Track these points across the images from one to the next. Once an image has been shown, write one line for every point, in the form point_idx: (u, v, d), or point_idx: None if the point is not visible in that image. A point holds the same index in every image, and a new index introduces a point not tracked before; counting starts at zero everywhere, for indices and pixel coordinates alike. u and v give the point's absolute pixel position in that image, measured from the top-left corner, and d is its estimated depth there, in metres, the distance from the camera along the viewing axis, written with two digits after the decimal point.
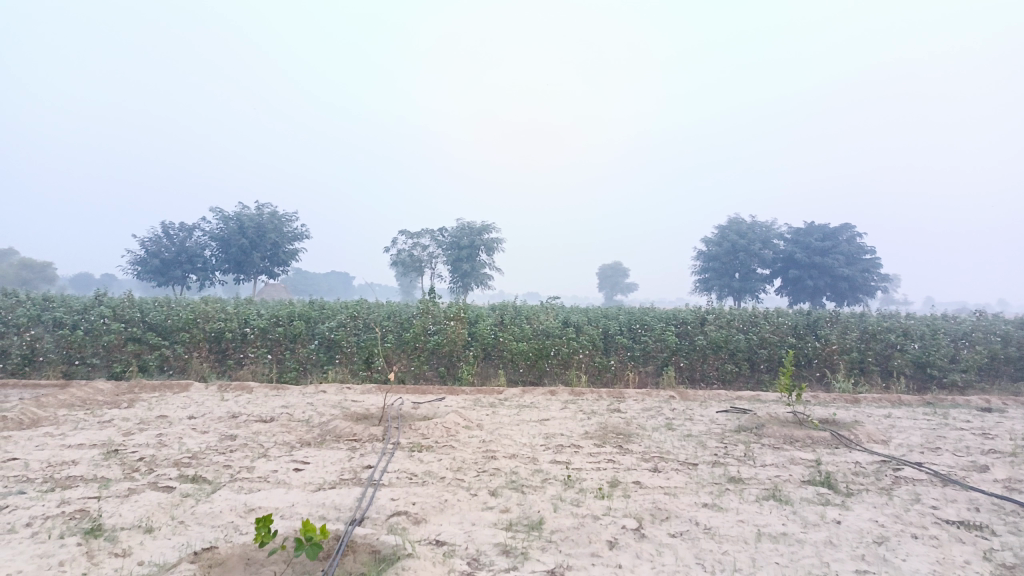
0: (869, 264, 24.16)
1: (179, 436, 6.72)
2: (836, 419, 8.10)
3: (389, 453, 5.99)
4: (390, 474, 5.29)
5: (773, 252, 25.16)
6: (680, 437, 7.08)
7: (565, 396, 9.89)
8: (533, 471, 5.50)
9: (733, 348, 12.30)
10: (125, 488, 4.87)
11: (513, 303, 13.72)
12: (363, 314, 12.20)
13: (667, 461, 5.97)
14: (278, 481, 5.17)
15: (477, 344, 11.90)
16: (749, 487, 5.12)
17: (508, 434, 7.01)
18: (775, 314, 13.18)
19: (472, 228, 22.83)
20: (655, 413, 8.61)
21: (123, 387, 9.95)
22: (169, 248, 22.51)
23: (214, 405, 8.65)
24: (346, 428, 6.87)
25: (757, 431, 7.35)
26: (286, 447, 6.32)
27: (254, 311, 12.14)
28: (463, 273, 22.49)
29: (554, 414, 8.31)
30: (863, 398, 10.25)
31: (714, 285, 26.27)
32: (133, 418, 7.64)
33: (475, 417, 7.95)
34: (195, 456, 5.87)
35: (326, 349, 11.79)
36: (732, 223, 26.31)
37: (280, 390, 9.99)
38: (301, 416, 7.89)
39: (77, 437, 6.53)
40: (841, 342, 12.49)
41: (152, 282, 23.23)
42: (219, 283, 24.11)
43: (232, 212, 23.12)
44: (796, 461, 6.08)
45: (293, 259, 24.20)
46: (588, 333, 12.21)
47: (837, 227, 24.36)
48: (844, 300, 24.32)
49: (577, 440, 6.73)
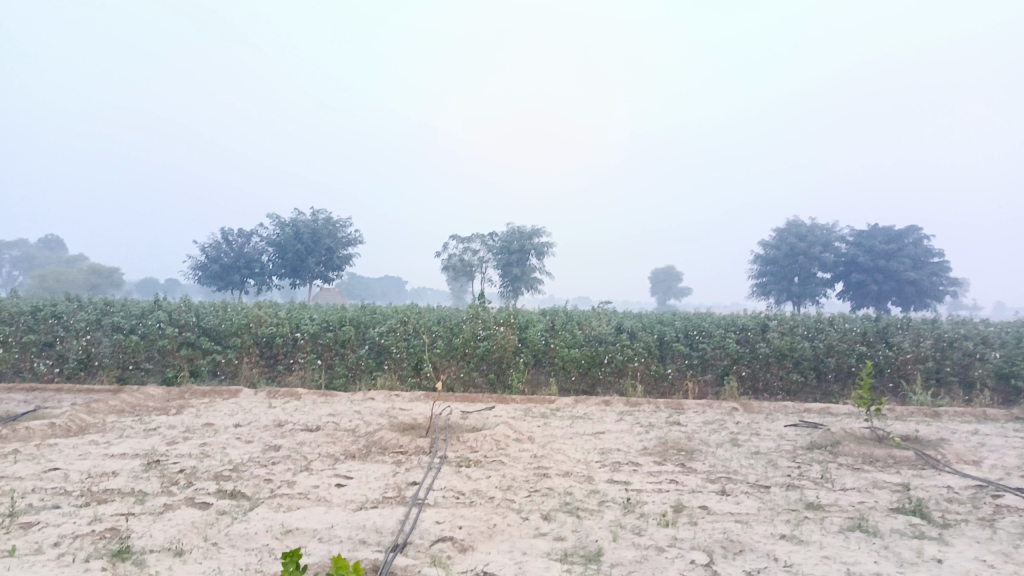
0: (938, 268, 23.02)
1: (223, 446, 6.53)
2: (918, 436, 7.45)
3: (435, 467, 5.66)
4: (436, 492, 4.96)
5: (835, 256, 24.16)
6: (747, 455, 6.57)
7: (619, 407, 9.43)
8: (590, 492, 5.09)
9: (798, 356, 11.63)
10: (160, 504, 4.66)
11: (565, 308, 13.31)
12: (414, 319, 11.98)
13: (736, 482, 5.49)
14: (319, 498, 4.89)
15: (528, 350, 11.53)
16: (830, 517, 4.62)
17: (561, 448, 6.61)
18: (841, 319, 12.41)
19: (523, 232, 22.47)
20: (717, 427, 8.09)
21: (174, 393, 9.93)
22: (229, 253, 23.06)
23: (261, 412, 8.49)
24: (392, 439, 6.58)
25: (832, 450, 6.78)
26: (330, 459, 6.06)
27: (306, 316, 12.03)
28: (513, 278, 22.24)
29: (610, 426, 7.88)
30: (943, 412, 9.51)
31: (771, 289, 25.31)
32: (179, 426, 7.51)
33: (526, 428, 7.58)
34: (236, 468, 5.65)
35: (375, 354, 11.59)
36: (790, 226, 25.33)
37: (328, 397, 9.82)
38: (348, 425, 7.64)
39: (122, 446, 6.41)
40: (916, 350, 11.72)
41: (211, 286, 23.65)
42: (276, 288, 24.36)
43: (288, 218, 23.36)
44: (880, 485, 5.52)
45: (347, 264, 24.30)
46: (644, 340, 11.72)
47: (903, 229, 23.26)
48: (911, 305, 23.16)
49: (635, 457, 6.29)
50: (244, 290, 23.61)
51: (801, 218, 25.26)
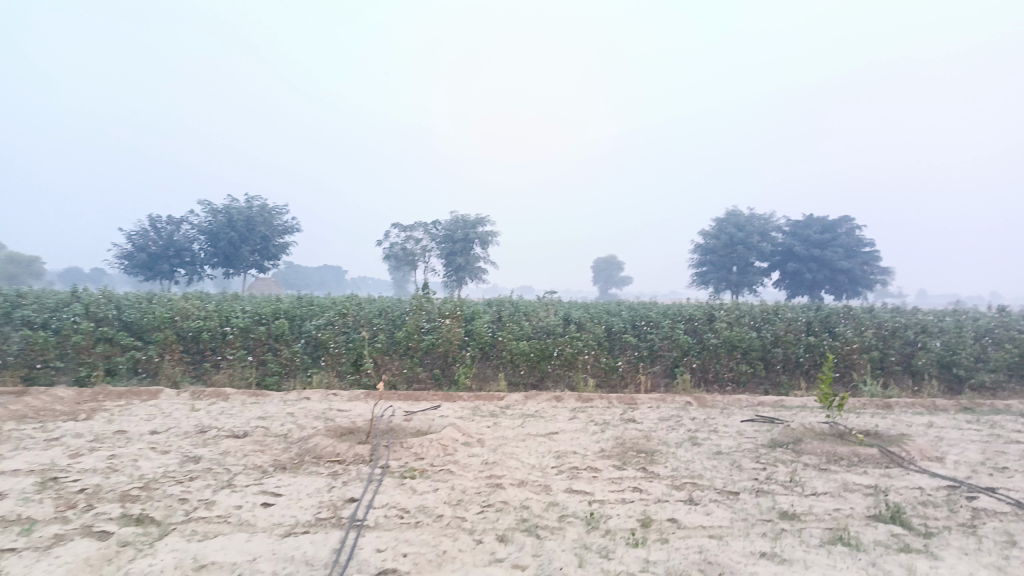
0: (869, 257, 23.46)
1: (134, 458, 5.80)
2: (878, 430, 7.24)
3: (376, 480, 5.10)
4: (376, 511, 4.40)
5: (772, 245, 24.37)
6: (710, 456, 6.21)
7: (571, 404, 9.02)
8: (548, 505, 4.62)
9: (747, 347, 11.42)
10: (49, 535, 3.97)
11: (510, 298, 12.82)
12: (353, 311, 11.32)
13: (703, 489, 5.10)
14: (241, 522, 4.27)
15: (474, 343, 10.99)
16: (808, 529, 4.27)
17: (513, 453, 6.12)
18: (787, 308, 12.30)
19: (467, 221, 21.93)
20: (674, 424, 7.74)
21: (86, 395, 9.04)
22: (157, 242, 21.53)
23: (183, 417, 7.73)
24: (328, 447, 5.98)
25: (795, 448, 6.49)
26: (256, 472, 5.42)
27: (237, 309, 11.21)
28: (456, 267, 21.63)
29: (563, 426, 7.44)
30: (894, 404, 9.41)
31: (711, 278, 25.34)
32: (88, 434, 6.72)
33: (475, 430, 7.07)
34: (147, 486, 4.97)
35: (312, 349, 10.89)
36: (729, 216, 25.40)
37: (259, 397, 9.10)
38: (279, 431, 6.98)
39: (15, 461, 5.62)
40: (861, 340, 11.65)
41: (138, 276, 22.21)
42: (208, 278, 23.06)
43: (221, 205, 22.17)
44: (852, 488, 5.22)
45: (284, 253, 23.29)
46: (592, 332, 11.34)
47: (836, 219, 23.59)
48: (844, 294, 23.55)
49: (592, 461, 5.85)
50: (173, 281, 22.23)
51: (739, 209, 25.40)
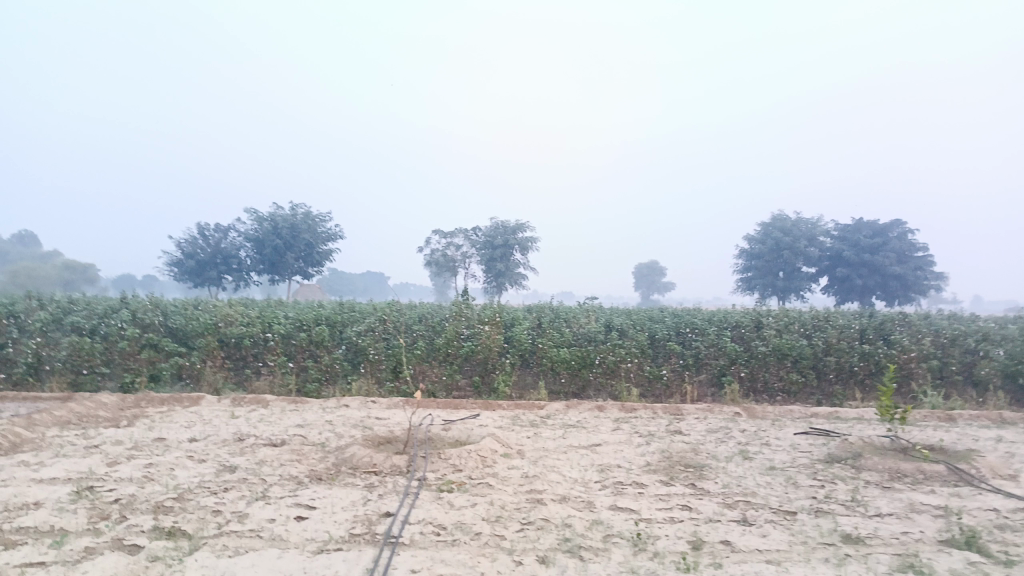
0: (922, 262, 22.59)
1: (171, 467, 5.74)
2: (943, 445, 6.80)
3: (413, 494, 4.92)
4: (411, 527, 4.22)
5: (820, 250, 23.64)
6: (762, 471, 5.88)
7: (614, 414, 8.74)
8: (591, 524, 4.38)
9: (798, 356, 10.97)
10: (79, 548, 3.87)
11: (550, 305, 12.58)
12: (393, 317, 11.22)
13: (757, 508, 4.80)
14: (274, 537, 4.13)
15: (514, 350, 10.80)
16: (875, 555, 3.95)
17: (554, 466, 5.89)
18: (839, 314, 11.80)
19: (506, 228, 21.68)
20: (723, 436, 7.41)
21: (130, 401, 9.10)
22: (205, 249, 21.93)
23: (222, 424, 7.69)
24: (365, 457, 5.84)
25: (854, 464, 6.12)
26: (292, 483, 5.29)
27: (279, 315, 11.20)
28: (497, 273, 21.51)
29: (606, 437, 7.18)
30: (957, 416, 8.90)
31: (757, 284, 24.71)
32: (127, 442, 6.70)
33: (515, 441, 6.86)
34: (181, 497, 4.88)
35: (352, 355, 10.82)
36: (775, 220, 24.73)
37: (298, 404, 9.04)
38: (316, 439, 6.87)
39: (54, 469, 5.59)
40: (919, 348, 11.10)
41: (187, 283, 22.60)
42: (254, 284, 23.33)
43: (267, 212, 22.41)
44: (919, 509, 4.86)
45: (328, 260, 23.46)
46: (635, 339, 11.03)
47: (887, 222, 22.77)
48: (895, 299, 22.70)
49: (638, 476, 5.59)
50: (221, 287, 22.61)
51: (786, 212, 24.71)
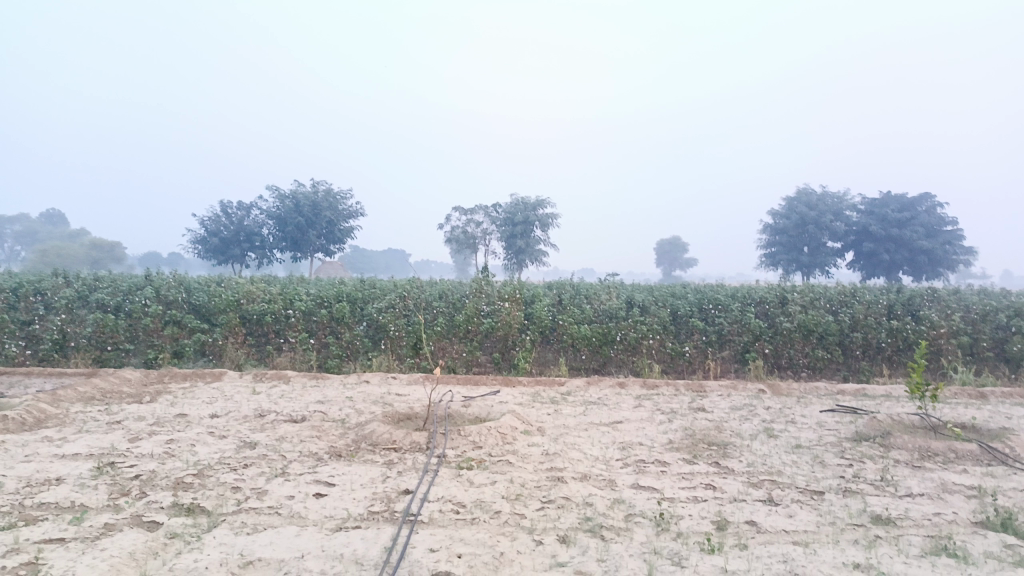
0: (951, 237, 22.05)
1: (191, 443, 5.75)
2: (975, 423, 6.61)
3: (432, 471, 4.87)
4: (430, 505, 4.17)
5: (846, 225, 23.18)
6: (788, 450, 5.76)
7: (636, 391, 8.64)
8: (613, 503, 4.30)
9: (823, 332, 10.77)
10: (99, 525, 3.87)
11: (571, 281, 12.45)
12: (414, 294, 11.18)
13: (783, 487, 4.69)
14: (293, 514, 4.11)
15: (535, 327, 10.71)
16: (907, 536, 3.83)
17: (575, 443, 5.81)
18: (866, 290, 11.55)
19: (527, 203, 21.49)
20: (747, 414, 7.29)
21: (153, 377, 9.18)
22: (229, 227, 21.98)
23: (243, 400, 7.72)
24: (384, 434, 5.80)
25: (883, 442, 5.97)
26: (311, 460, 5.27)
27: (300, 292, 11.21)
28: (517, 250, 21.38)
29: (628, 414, 7.08)
30: (989, 394, 8.67)
31: (781, 260, 24.32)
32: (149, 418, 6.73)
33: (536, 417, 6.79)
34: (201, 473, 4.88)
35: (373, 332, 10.80)
36: (800, 194, 24.26)
37: (319, 380, 9.05)
38: (337, 416, 6.86)
39: (77, 444, 5.63)
40: (949, 324, 10.83)
41: (211, 260, 22.69)
42: (277, 262, 23.38)
43: (288, 190, 22.43)
44: (952, 489, 4.72)
45: (349, 237, 23.48)
46: (657, 315, 10.89)
47: (916, 196, 22.22)
48: (923, 275, 22.23)
49: (660, 454, 5.49)
50: (245, 264, 22.69)
51: (811, 187, 24.22)
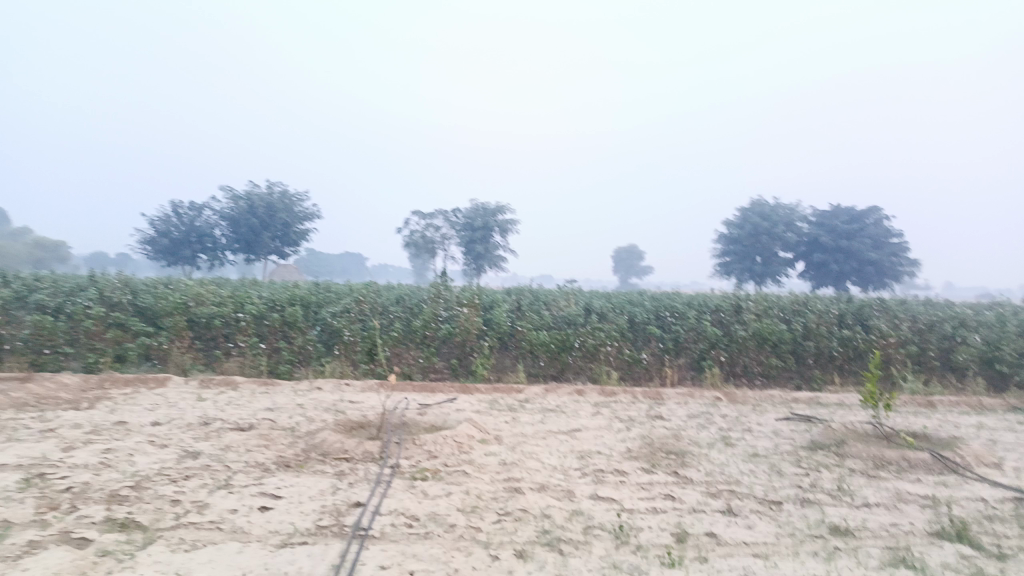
0: (897, 249, 22.69)
1: (130, 453, 5.45)
2: (926, 432, 6.70)
3: (385, 482, 4.70)
4: (382, 519, 4.00)
5: (797, 235, 23.61)
6: (745, 459, 5.73)
7: (594, 398, 8.58)
8: (572, 514, 4.19)
9: (777, 341, 10.86)
10: (22, 543, 3.61)
11: (529, 287, 12.37)
12: (370, 298, 10.96)
13: (742, 498, 4.64)
14: (235, 529, 3.89)
15: (493, 333, 10.59)
16: (865, 548, 3.80)
17: (533, 452, 5.69)
18: (819, 299, 11.74)
19: (486, 209, 21.37)
20: (704, 422, 7.27)
21: (93, 382, 8.77)
22: (179, 227, 21.34)
23: (188, 407, 7.41)
24: (336, 443, 5.60)
25: (838, 451, 6.00)
26: (257, 471, 5.04)
27: (252, 295, 10.89)
28: (476, 255, 21.24)
29: (586, 423, 7.00)
30: (937, 402, 8.85)
31: (734, 269, 24.66)
32: (86, 425, 6.39)
33: (493, 426, 6.66)
34: (139, 484, 4.62)
35: (327, 337, 10.54)
36: (754, 205, 24.67)
37: (269, 387, 8.77)
38: (286, 424, 6.62)
39: (5, 454, 5.29)
40: (898, 334, 11.06)
41: (160, 261, 21.98)
42: (229, 264, 22.78)
43: (242, 190, 21.91)
44: (907, 499, 4.74)
45: (305, 240, 23.04)
46: (615, 323, 10.87)
47: (864, 209, 22.80)
48: (870, 285, 22.79)
49: (619, 464, 5.41)
50: (195, 266, 22.05)
51: (765, 198, 24.65)
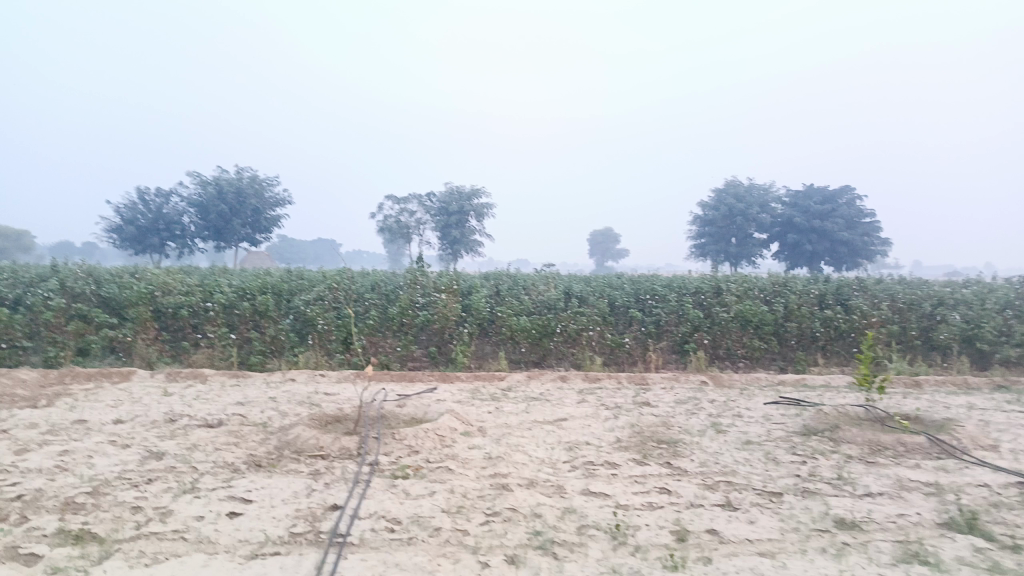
0: (869, 228, 22.73)
1: (89, 455, 5.09)
2: (918, 414, 6.55)
3: (363, 481, 4.41)
4: (362, 523, 3.71)
5: (771, 216, 23.53)
6: (739, 447, 5.52)
7: (578, 385, 8.35)
8: (564, 513, 3.94)
9: (759, 322, 10.69)
10: None
11: (507, 272, 12.07)
12: (344, 285, 10.60)
13: (740, 489, 4.43)
14: (201, 538, 3.58)
15: (472, 319, 10.29)
16: (875, 543, 3.60)
17: (519, 444, 5.43)
18: (799, 280, 11.60)
19: (462, 193, 20.98)
20: (693, 408, 7.07)
21: (52, 377, 8.33)
22: (146, 215, 20.64)
23: (153, 402, 7.03)
24: (310, 439, 5.28)
25: (833, 436, 5.82)
26: (226, 472, 4.71)
27: (222, 283, 10.48)
28: (452, 240, 20.88)
29: (572, 411, 6.75)
30: (924, 383, 8.75)
31: (710, 251, 24.57)
32: (42, 425, 6.00)
33: (476, 416, 6.39)
34: (96, 490, 4.27)
35: (300, 327, 10.18)
36: (728, 186, 24.51)
37: (240, 379, 8.40)
38: (258, 419, 6.28)
39: None
40: (879, 313, 10.95)
41: (129, 250, 21.31)
42: (200, 251, 22.16)
43: (211, 176, 21.29)
44: (910, 486, 4.56)
45: (277, 226, 22.52)
46: (596, 306, 10.64)
47: (837, 190, 22.79)
48: (843, 265, 22.86)
49: (610, 455, 5.17)
50: (164, 254, 21.48)
51: (739, 179, 24.52)
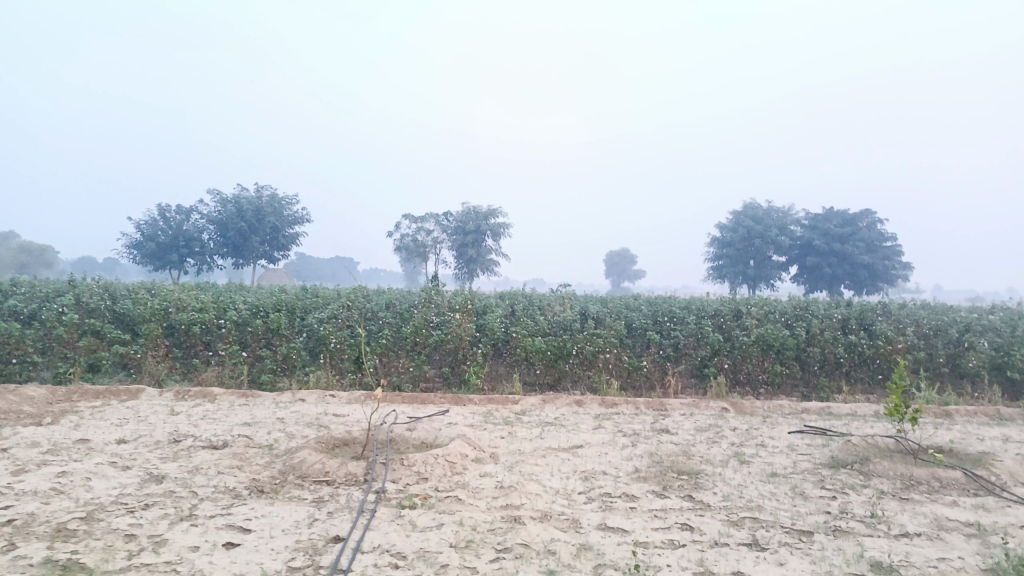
0: (890, 252, 22.33)
1: (87, 477, 4.92)
2: (952, 446, 6.24)
3: (369, 511, 4.20)
4: (364, 558, 3.50)
5: (790, 239, 23.23)
6: (764, 479, 5.25)
7: (594, 410, 8.11)
8: (580, 550, 3.70)
9: (781, 347, 10.38)
10: None
11: (523, 292, 11.89)
12: (359, 304, 10.46)
13: (767, 527, 4.17)
14: (194, 571, 3.38)
15: (487, 340, 10.08)
16: None
17: (533, 473, 5.19)
18: (821, 304, 11.31)
19: (479, 213, 20.89)
20: (714, 436, 6.79)
21: (60, 394, 8.20)
22: (166, 231, 20.71)
23: (159, 422, 6.87)
24: (315, 464, 5.08)
25: (863, 469, 5.53)
26: (227, 498, 4.52)
27: (235, 301, 10.37)
28: (468, 260, 20.73)
29: (588, 438, 6.51)
30: (955, 413, 8.41)
31: (727, 273, 24.22)
32: (43, 444, 5.85)
33: (488, 442, 6.16)
34: (90, 516, 4.09)
35: (312, 345, 10.01)
36: (747, 209, 24.20)
37: (249, 398, 8.23)
38: (264, 441, 6.09)
39: None
40: (905, 339, 10.60)
41: (148, 266, 21.36)
42: (218, 268, 22.17)
43: (231, 194, 21.33)
44: (949, 527, 4.27)
45: (294, 243, 22.51)
46: (612, 328, 10.40)
47: (858, 212, 22.45)
48: (864, 289, 22.46)
49: (628, 486, 4.92)
50: (183, 271, 21.49)
51: (757, 201, 24.24)
